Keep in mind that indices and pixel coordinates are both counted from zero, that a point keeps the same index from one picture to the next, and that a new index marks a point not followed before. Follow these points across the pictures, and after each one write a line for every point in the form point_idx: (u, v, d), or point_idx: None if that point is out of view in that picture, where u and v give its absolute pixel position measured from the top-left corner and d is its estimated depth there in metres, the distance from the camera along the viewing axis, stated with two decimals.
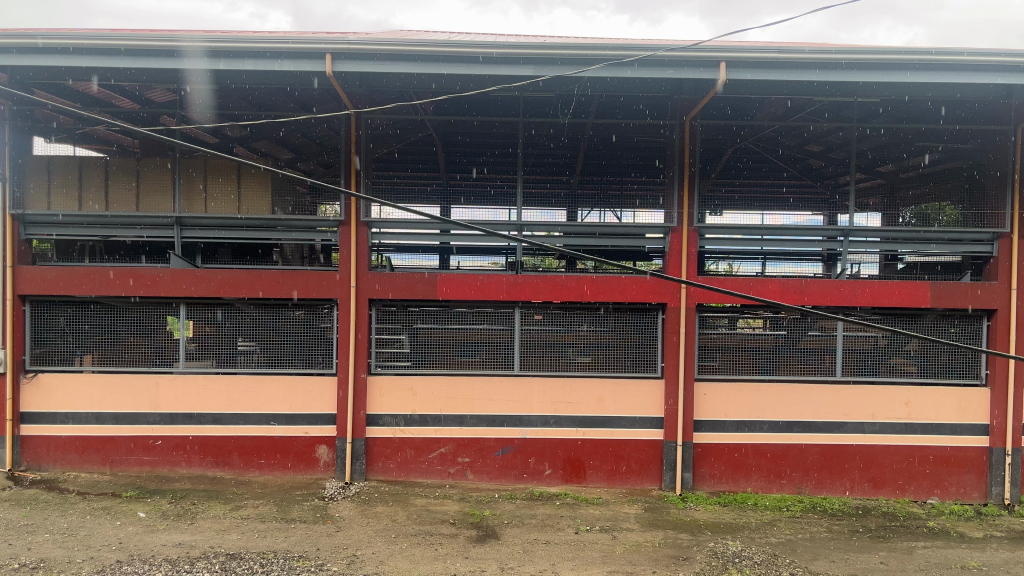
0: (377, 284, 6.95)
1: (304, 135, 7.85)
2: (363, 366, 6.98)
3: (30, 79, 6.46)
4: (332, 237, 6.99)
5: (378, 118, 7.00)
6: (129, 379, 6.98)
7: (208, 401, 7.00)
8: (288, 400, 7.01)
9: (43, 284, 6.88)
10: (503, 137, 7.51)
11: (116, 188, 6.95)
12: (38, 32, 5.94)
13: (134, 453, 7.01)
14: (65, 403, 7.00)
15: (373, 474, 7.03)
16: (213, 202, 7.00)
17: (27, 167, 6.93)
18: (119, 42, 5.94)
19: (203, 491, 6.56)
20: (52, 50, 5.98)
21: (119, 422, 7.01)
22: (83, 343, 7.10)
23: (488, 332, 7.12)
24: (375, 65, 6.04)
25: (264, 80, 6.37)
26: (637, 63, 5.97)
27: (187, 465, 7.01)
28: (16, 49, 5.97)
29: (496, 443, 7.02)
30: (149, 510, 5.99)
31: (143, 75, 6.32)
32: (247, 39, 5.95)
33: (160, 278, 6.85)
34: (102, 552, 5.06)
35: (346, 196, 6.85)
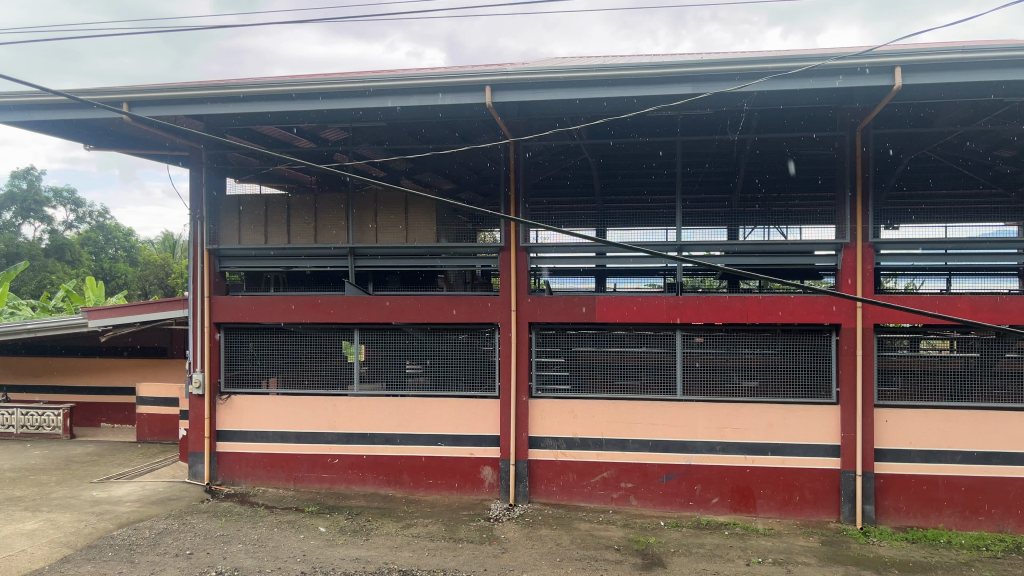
0: (537, 308, 7.05)
1: (466, 166, 8.12)
2: (525, 389, 7.07)
3: (223, 125, 7.13)
4: (492, 263, 7.17)
5: (536, 144, 7.17)
6: (310, 400, 7.44)
7: (381, 422, 7.34)
8: (454, 422, 7.22)
9: (236, 312, 7.52)
10: (662, 158, 7.45)
11: (298, 222, 7.51)
12: (230, 82, 6.54)
13: (315, 470, 7.43)
14: (255, 422, 7.57)
15: (537, 497, 7.08)
16: (382, 233, 7.37)
17: (221, 207, 7.64)
18: (300, 88, 6.44)
19: (377, 509, 6.85)
20: (243, 98, 6.58)
21: (301, 441, 7.47)
22: (268, 366, 7.64)
23: (649, 355, 7.01)
24: (533, 94, 6.19)
25: (428, 114, 6.68)
26: (802, 74, 5.76)
27: (361, 483, 7.35)
28: (214, 99, 6.63)
29: (660, 469, 6.87)
30: (328, 525, 6.33)
31: (321, 117, 6.80)
32: (412, 77, 6.26)
33: (336, 306, 7.31)
34: (289, 563, 5.39)
35: (505, 221, 7.02)
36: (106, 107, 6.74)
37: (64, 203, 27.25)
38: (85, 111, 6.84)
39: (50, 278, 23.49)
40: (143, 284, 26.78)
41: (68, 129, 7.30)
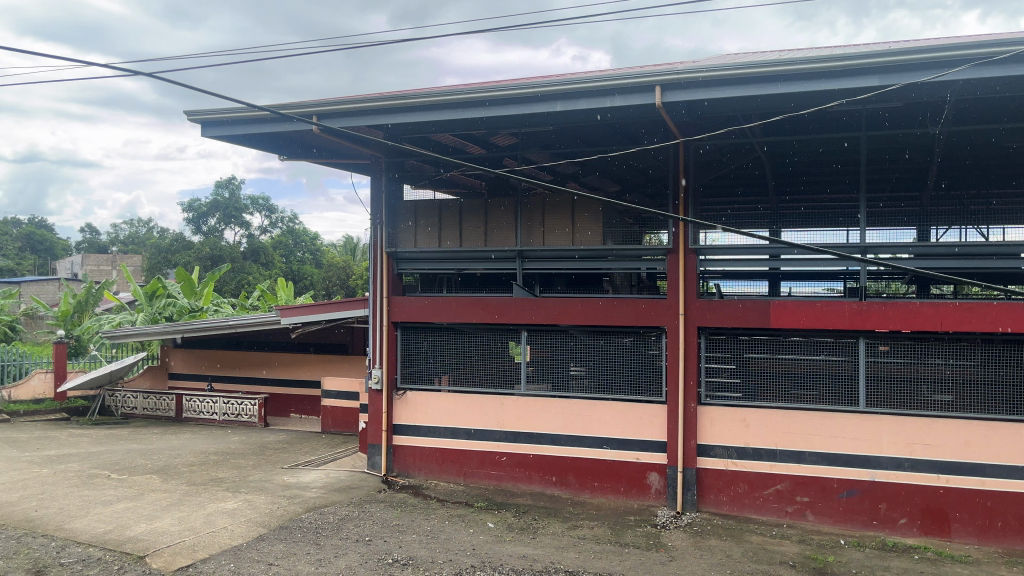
0: (706, 312, 6.86)
1: (631, 168, 8.02)
2: (694, 395, 6.90)
3: (401, 134, 7.50)
4: (658, 265, 7.05)
5: (706, 144, 6.99)
6: (479, 399, 7.66)
7: (547, 423, 7.42)
8: (619, 425, 7.17)
9: (411, 312, 7.89)
10: (842, 155, 7.06)
11: (470, 226, 7.77)
12: (409, 93, 6.87)
13: (483, 467, 7.63)
14: (427, 418, 7.89)
15: (705, 506, 6.90)
16: (550, 235, 7.46)
17: (399, 211, 8.05)
18: (473, 96, 6.65)
19: (543, 508, 6.93)
20: (421, 107, 6.89)
21: (470, 438, 7.70)
22: (440, 365, 7.93)
23: (828, 364, 6.64)
24: (705, 92, 6.04)
25: (597, 117, 6.69)
26: (1010, 60, 5.25)
27: (528, 482, 7.46)
28: (394, 109, 7.00)
29: (840, 484, 6.48)
30: (497, 521, 6.49)
31: (493, 123, 6.99)
32: (581, 80, 6.29)
33: (505, 307, 7.50)
34: (460, 556, 5.56)
35: (674, 222, 6.90)
36: (300, 120, 7.29)
37: (260, 210, 29.53)
38: (281, 123, 7.47)
39: (247, 278, 25.63)
40: (326, 284, 28.63)
41: (267, 140, 7.99)
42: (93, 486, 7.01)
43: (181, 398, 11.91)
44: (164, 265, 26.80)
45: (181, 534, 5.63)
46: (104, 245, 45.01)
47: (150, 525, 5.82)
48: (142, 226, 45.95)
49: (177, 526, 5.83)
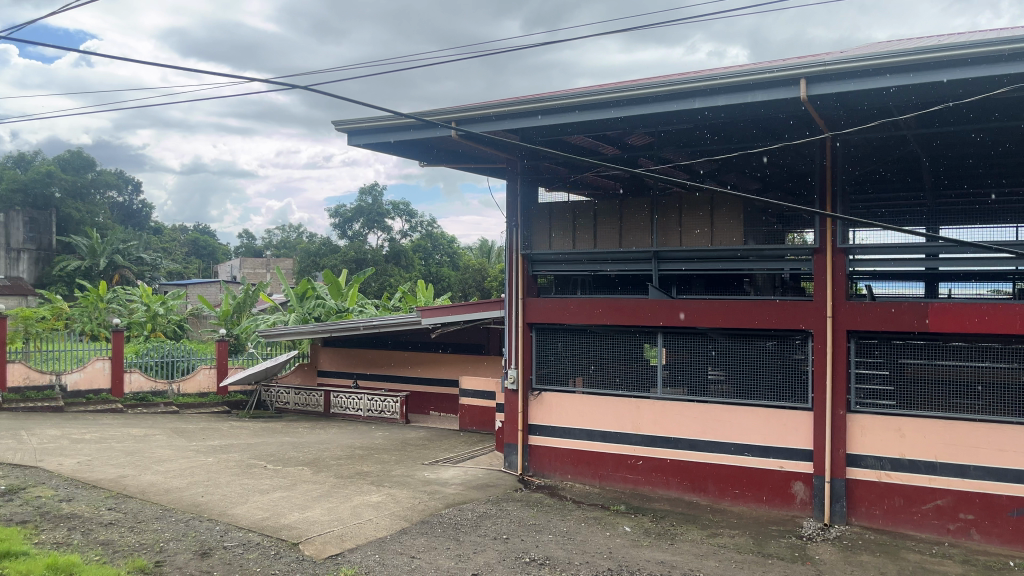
0: (856, 315, 6.51)
1: (774, 164, 7.75)
2: (843, 403, 6.56)
3: (537, 136, 7.57)
4: (803, 265, 6.74)
5: (856, 137, 6.60)
6: (615, 402, 7.60)
7: (685, 428, 7.25)
8: (762, 432, 6.91)
9: (547, 313, 7.95)
10: (1013, 144, 6.50)
11: (605, 228, 7.74)
12: (545, 96, 6.93)
13: (619, 470, 7.55)
14: (563, 419, 7.91)
15: (856, 519, 6.54)
16: (687, 236, 7.31)
17: (534, 214, 8.13)
18: (609, 97, 6.62)
19: (682, 514, 6.79)
20: (557, 109, 6.93)
21: (606, 440, 7.64)
22: (575, 366, 7.94)
23: (995, 372, 6.12)
24: (855, 83, 5.73)
25: (736, 113, 6.49)
26: None
27: (665, 487, 7.31)
28: (530, 113, 7.07)
29: (1011, 502, 5.96)
30: (633, 525, 6.41)
31: (629, 123, 6.92)
32: (720, 76, 6.12)
33: (641, 308, 7.41)
34: (596, 559, 5.53)
35: (821, 220, 6.58)
36: (440, 126, 7.51)
37: (401, 214, 30.57)
38: (423, 130, 7.74)
39: (389, 279, 26.62)
40: (463, 286, 29.26)
41: (409, 146, 8.31)
42: (252, 475, 7.50)
43: (329, 395, 12.54)
44: (313, 268, 28.28)
45: (331, 524, 5.91)
46: (259, 249, 48.06)
47: (303, 514, 6.15)
48: (293, 231, 48.70)
49: (326, 516, 6.12)
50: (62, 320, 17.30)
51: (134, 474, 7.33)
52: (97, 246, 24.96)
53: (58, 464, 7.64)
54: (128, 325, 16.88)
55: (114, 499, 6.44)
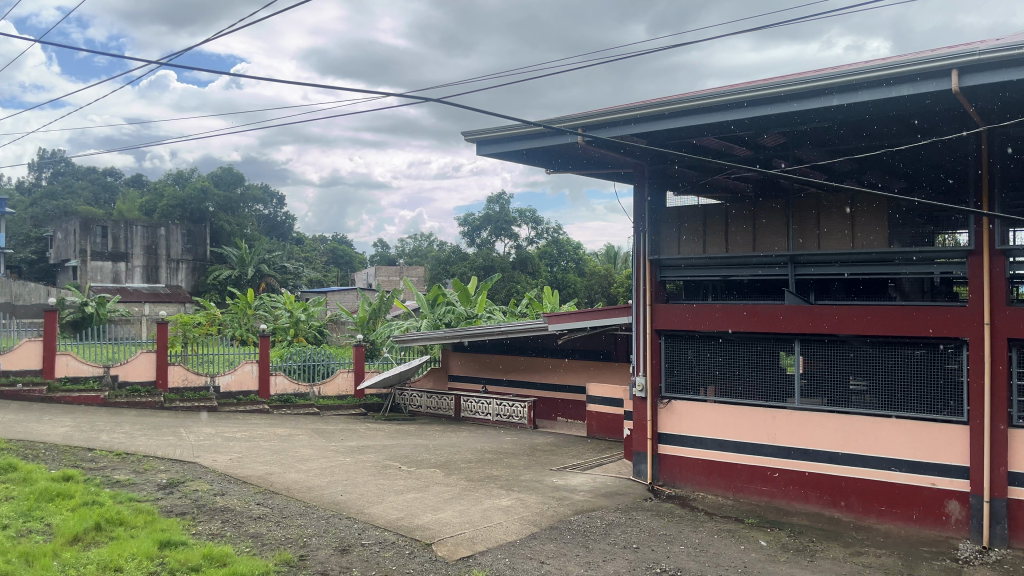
0: (1017, 322, 6.01)
1: (921, 161, 7.30)
2: (1003, 416, 6.05)
3: (666, 140, 7.47)
4: (955, 269, 6.29)
5: (1016, 130, 6.10)
6: (749, 411, 7.35)
7: (824, 440, 6.92)
8: (910, 446, 6.49)
9: (676, 320, 7.81)
10: None
11: (737, 232, 7.53)
12: (674, 99, 6.83)
13: (754, 482, 7.28)
14: (693, 428, 7.74)
15: (1020, 544, 5.98)
16: (826, 239, 7.00)
17: (663, 219, 8.02)
18: (741, 97, 6.45)
19: (822, 531, 6.49)
20: (687, 112, 6.82)
21: (739, 451, 7.40)
22: (706, 374, 7.75)
23: None
24: (1014, 72, 5.30)
25: (879, 110, 6.15)
26: None
27: (803, 502, 7.00)
28: (659, 116, 6.99)
29: None
30: (769, 540, 6.18)
31: (762, 124, 6.71)
32: (861, 71, 5.83)
33: (777, 315, 7.16)
34: (730, 573, 5.36)
35: (975, 220, 6.13)
36: (568, 133, 7.55)
37: (528, 221, 30.86)
38: (548, 138, 7.81)
39: (515, 286, 26.96)
40: (589, 292, 29.22)
41: (537, 154, 8.41)
42: (387, 476, 7.76)
43: (459, 399, 12.81)
44: (442, 275, 29.06)
45: (462, 527, 6.02)
46: (391, 258, 49.83)
47: (435, 516, 6.30)
48: (423, 239, 50.17)
49: (458, 518, 6.25)
50: (215, 326, 18.57)
51: (279, 472, 7.75)
52: (246, 256, 26.67)
53: (212, 460, 8.19)
54: (273, 331, 17.91)
55: (262, 494, 6.83)
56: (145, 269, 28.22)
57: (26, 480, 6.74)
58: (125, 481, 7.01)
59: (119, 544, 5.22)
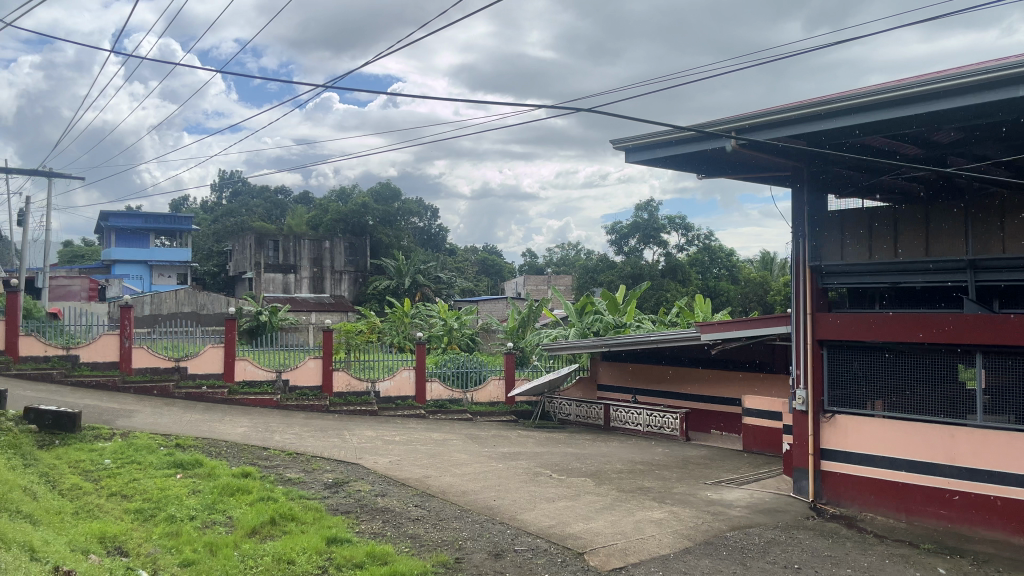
0: None
1: None
2: None
3: (826, 141, 7.14)
4: None
5: None
6: (923, 428, 6.85)
7: (1012, 462, 6.32)
8: None
9: (839, 330, 7.44)
10: None
11: (907, 236, 7.03)
12: (833, 98, 6.52)
13: (930, 504, 6.77)
14: (860, 445, 7.31)
15: None
16: (1011, 241, 6.37)
17: (823, 224, 7.68)
18: (908, 92, 6.03)
19: (1011, 560, 5.93)
20: (848, 111, 6.48)
21: (913, 470, 6.91)
22: (873, 388, 7.29)
23: None
24: None
25: None
26: None
27: (988, 528, 6.42)
28: (817, 117, 6.70)
29: None
30: (949, 568, 5.72)
31: (933, 120, 6.25)
32: None
33: (953, 325, 6.63)
34: None
35: None
36: (720, 138, 7.38)
37: (677, 228, 30.26)
38: (700, 143, 7.68)
39: (665, 294, 26.55)
40: (743, 301, 28.30)
41: (687, 160, 8.29)
42: (539, 483, 7.84)
43: (609, 409, 12.77)
44: (591, 284, 29.10)
45: (614, 537, 5.98)
46: (539, 267, 50.40)
47: (587, 525, 6.29)
48: (570, 248, 50.40)
49: (610, 529, 6.21)
50: (374, 333, 19.48)
51: (435, 475, 8.01)
52: (401, 267, 27.84)
53: (374, 462, 8.58)
54: (428, 338, 18.55)
55: (420, 497, 7.08)
56: (312, 280, 30.07)
57: (210, 475, 7.34)
58: (295, 479, 7.48)
59: (292, 539, 5.57)
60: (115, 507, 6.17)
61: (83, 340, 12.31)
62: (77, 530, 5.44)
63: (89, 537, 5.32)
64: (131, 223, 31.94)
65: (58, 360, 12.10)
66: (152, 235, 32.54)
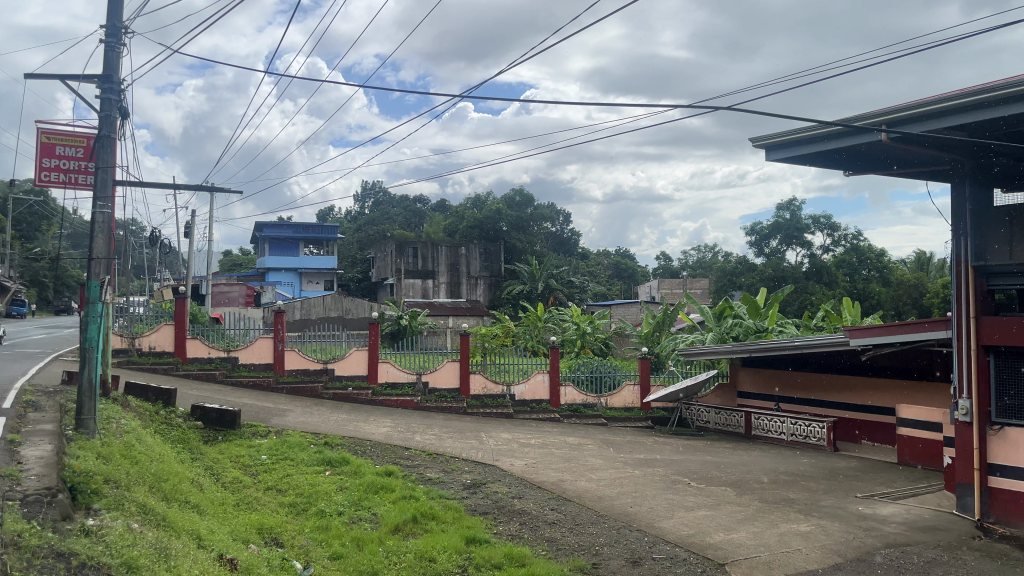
0: None
1: None
2: None
3: (990, 131, 6.62)
4: None
5: None
6: None
7: None
8: None
9: (1007, 335, 6.87)
10: None
11: None
12: (998, 85, 6.05)
13: None
14: None
15: None
16: None
17: (988, 221, 7.12)
18: None
19: None
20: (1015, 97, 5.98)
21: None
22: None
23: None
24: None
25: None
26: None
27: None
28: (980, 106, 6.23)
29: None
30: None
31: None
32: None
33: None
34: None
35: None
36: (870, 132, 7.02)
37: (822, 227, 28.87)
38: (847, 138, 7.33)
39: (809, 297, 25.43)
40: (895, 304, 26.25)
41: (833, 157, 7.94)
42: (677, 491, 7.69)
43: (750, 416, 12.43)
44: (729, 287, 28.33)
45: (757, 549, 5.77)
46: (674, 270, 49.49)
47: (728, 535, 6.11)
48: (705, 250, 49.16)
49: (753, 540, 5.99)
50: (509, 337, 19.75)
51: (572, 479, 8.01)
52: (535, 271, 28.09)
53: (511, 464, 8.70)
54: (562, 342, 18.62)
55: (556, 500, 7.11)
56: (449, 285, 30.89)
57: (356, 473, 7.67)
58: (436, 479, 7.69)
59: (433, 537, 5.73)
60: (271, 501, 6.56)
61: (241, 342, 13.16)
62: (238, 520, 5.83)
63: (249, 528, 5.69)
64: (283, 233, 33.84)
65: (220, 361, 13.00)
66: (302, 244, 34.35)
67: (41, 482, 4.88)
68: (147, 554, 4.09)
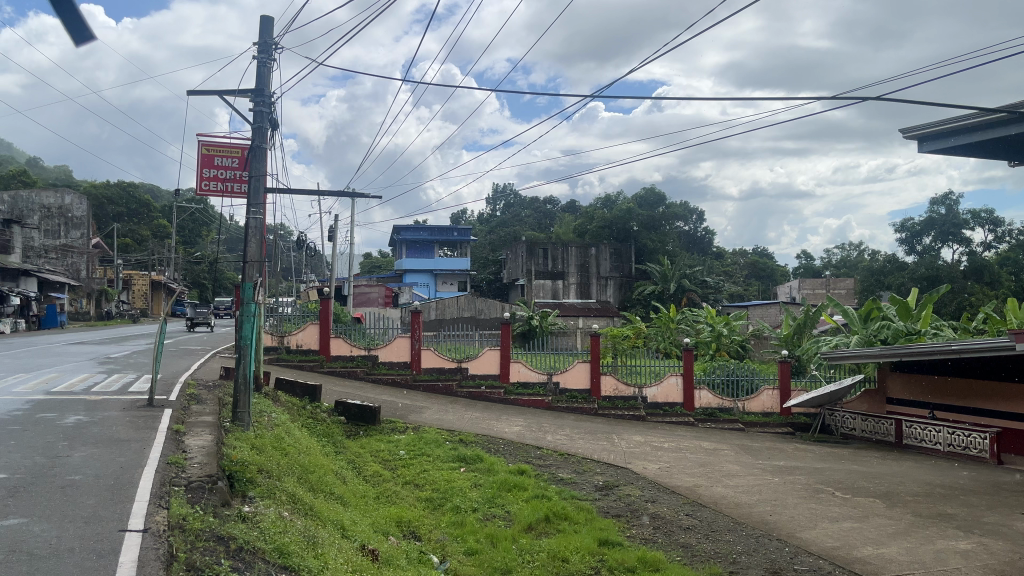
0: None
1: None
2: None
3: None
4: None
5: None
6: None
7: None
8: None
9: None
10: None
11: None
12: None
13: None
14: None
15: None
16: None
17: None
18: None
19: None
20: None
21: None
22: None
23: None
24: None
25: None
26: None
27: None
28: None
29: None
30: None
31: None
32: None
33: None
34: None
35: None
36: None
37: (983, 222, 26.77)
38: (1012, 124, 6.85)
39: (968, 297, 23.65)
40: None
41: (995, 145, 7.43)
42: (819, 500, 7.34)
43: (901, 424, 11.71)
44: (876, 287, 26.82)
45: (911, 567, 5.40)
46: (816, 269, 47.32)
47: (878, 550, 5.77)
48: (851, 249, 46.68)
49: (906, 556, 5.63)
50: (641, 338, 19.51)
51: (707, 485, 7.81)
52: (668, 271, 27.63)
53: (644, 467, 8.59)
54: (696, 344, 18.22)
55: (691, 505, 6.95)
56: (579, 286, 30.90)
57: (490, 470, 7.81)
58: (568, 479, 7.71)
59: (565, 537, 5.74)
60: (409, 495, 6.78)
61: (380, 341, 13.67)
62: (378, 513, 6.05)
63: (389, 520, 5.89)
64: (419, 236, 34.90)
65: (361, 359, 13.55)
66: (437, 247, 35.30)
67: (203, 470, 5.26)
68: (297, 541, 4.32)
